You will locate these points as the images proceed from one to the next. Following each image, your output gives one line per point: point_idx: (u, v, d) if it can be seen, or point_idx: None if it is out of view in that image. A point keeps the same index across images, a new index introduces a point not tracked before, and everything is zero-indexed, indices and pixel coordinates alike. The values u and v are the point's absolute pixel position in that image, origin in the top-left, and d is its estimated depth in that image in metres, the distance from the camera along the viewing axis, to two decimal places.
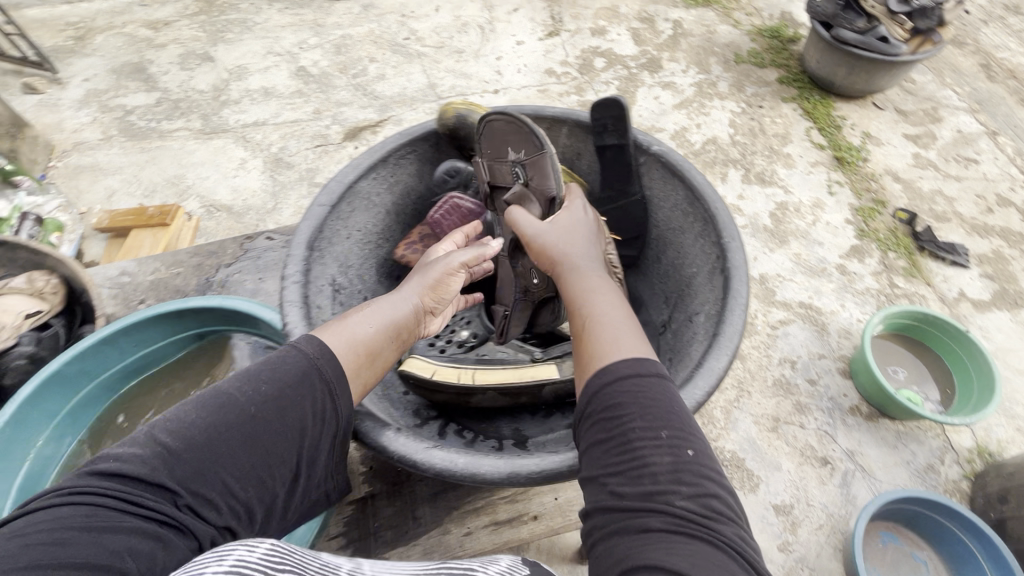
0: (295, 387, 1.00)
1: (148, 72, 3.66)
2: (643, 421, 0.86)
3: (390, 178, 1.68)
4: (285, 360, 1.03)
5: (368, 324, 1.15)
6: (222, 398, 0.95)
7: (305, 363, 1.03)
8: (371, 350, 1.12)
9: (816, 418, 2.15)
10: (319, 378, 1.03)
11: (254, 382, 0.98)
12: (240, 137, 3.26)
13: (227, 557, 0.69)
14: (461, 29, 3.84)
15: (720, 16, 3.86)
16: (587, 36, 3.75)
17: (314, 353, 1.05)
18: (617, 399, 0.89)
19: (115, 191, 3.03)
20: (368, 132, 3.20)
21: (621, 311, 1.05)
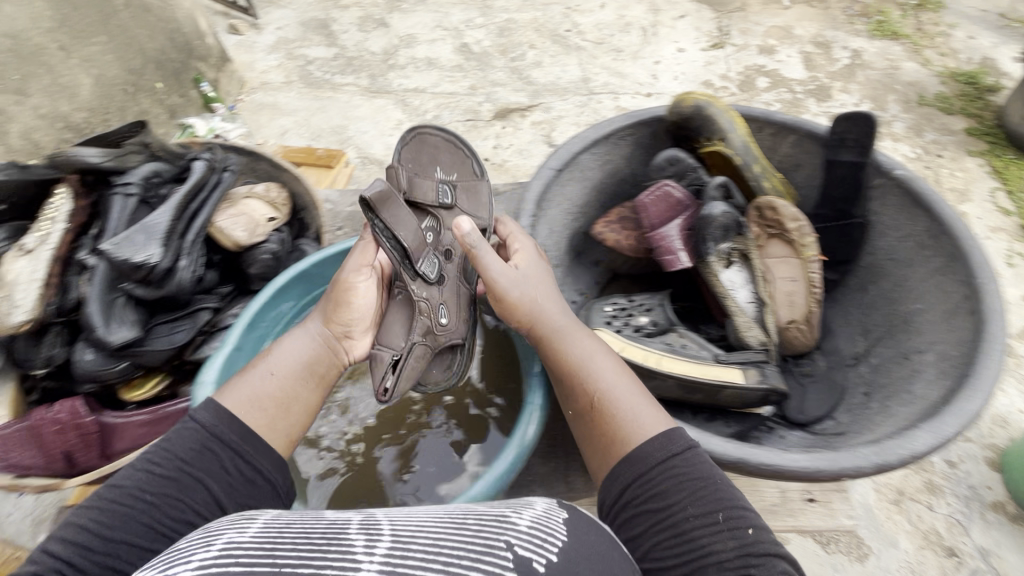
0: (196, 454, 1.00)
1: (331, 30, 3.98)
2: (692, 512, 0.90)
3: (605, 157, 1.55)
4: (179, 439, 1.02)
5: (267, 374, 1.17)
6: (124, 498, 0.93)
7: (197, 437, 1.03)
8: (280, 400, 1.14)
9: (949, 501, 1.93)
10: (214, 450, 1.02)
11: (145, 475, 0.96)
12: (400, 101, 3.47)
13: (212, 545, 0.71)
14: (624, 28, 3.80)
15: (908, 52, 3.51)
16: (755, 53, 3.58)
17: (206, 423, 1.05)
18: (662, 491, 0.93)
19: (287, 130, 3.31)
20: (517, 116, 3.30)
21: (615, 377, 1.10)
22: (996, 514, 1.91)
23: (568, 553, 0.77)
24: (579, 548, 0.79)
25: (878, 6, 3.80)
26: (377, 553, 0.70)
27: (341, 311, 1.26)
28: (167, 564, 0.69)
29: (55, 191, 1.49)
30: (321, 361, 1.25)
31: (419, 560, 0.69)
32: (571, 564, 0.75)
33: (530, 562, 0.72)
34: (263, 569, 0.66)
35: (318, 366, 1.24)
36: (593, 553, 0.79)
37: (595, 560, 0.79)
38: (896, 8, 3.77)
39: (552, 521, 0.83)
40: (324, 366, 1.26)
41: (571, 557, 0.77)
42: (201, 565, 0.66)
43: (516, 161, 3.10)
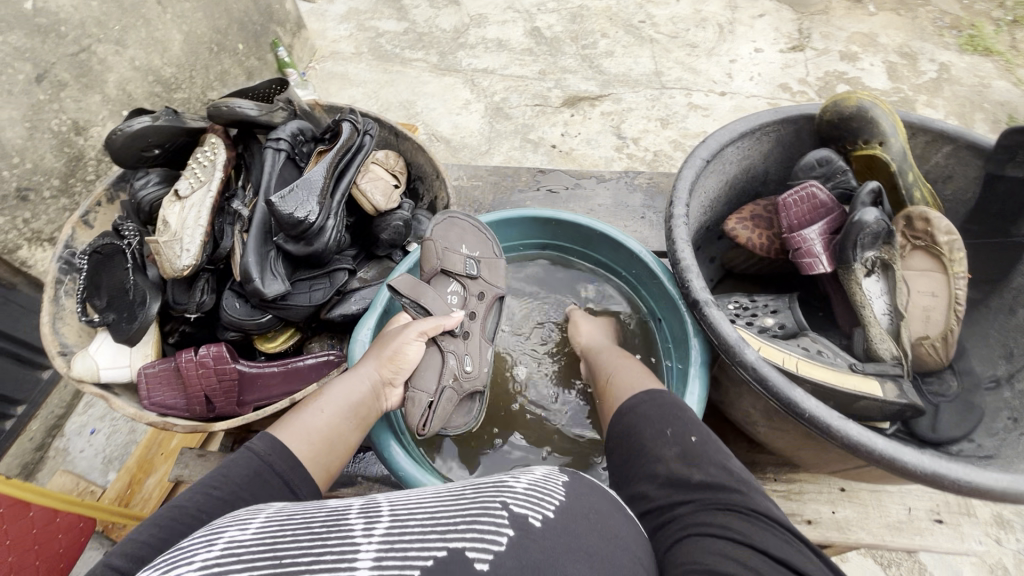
0: (278, 464, 0.71)
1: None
2: (654, 430, 0.78)
3: (761, 137, 1.05)
4: (235, 466, 0.68)
5: (321, 411, 0.83)
6: (182, 512, 0.60)
7: (259, 460, 0.71)
8: (331, 434, 0.81)
9: (1017, 536, 1.54)
10: (284, 474, 0.72)
11: (204, 495, 0.63)
12: (468, 81, 2.78)
13: (213, 544, 0.46)
14: (699, 24, 2.97)
15: (1000, 71, 2.74)
16: (836, 59, 2.78)
17: (266, 450, 0.73)
18: (631, 424, 0.81)
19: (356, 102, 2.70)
20: (588, 105, 2.65)
21: (623, 368, 0.97)
22: None
23: (571, 510, 0.55)
24: (578, 507, 0.56)
25: (973, 20, 2.94)
26: (376, 531, 0.47)
27: (395, 359, 0.95)
28: (169, 565, 0.44)
29: (209, 139, 1.11)
30: (359, 409, 0.88)
31: (419, 532, 0.47)
32: (572, 527, 0.52)
33: (526, 518, 0.51)
34: (265, 563, 0.44)
35: (356, 403, 0.88)
36: (595, 516, 0.56)
37: (588, 547, 0.51)
38: (992, 24, 2.92)
39: (548, 485, 0.58)
40: (365, 410, 0.90)
41: (574, 525, 0.53)
42: (204, 565, 0.43)
43: (584, 150, 2.52)
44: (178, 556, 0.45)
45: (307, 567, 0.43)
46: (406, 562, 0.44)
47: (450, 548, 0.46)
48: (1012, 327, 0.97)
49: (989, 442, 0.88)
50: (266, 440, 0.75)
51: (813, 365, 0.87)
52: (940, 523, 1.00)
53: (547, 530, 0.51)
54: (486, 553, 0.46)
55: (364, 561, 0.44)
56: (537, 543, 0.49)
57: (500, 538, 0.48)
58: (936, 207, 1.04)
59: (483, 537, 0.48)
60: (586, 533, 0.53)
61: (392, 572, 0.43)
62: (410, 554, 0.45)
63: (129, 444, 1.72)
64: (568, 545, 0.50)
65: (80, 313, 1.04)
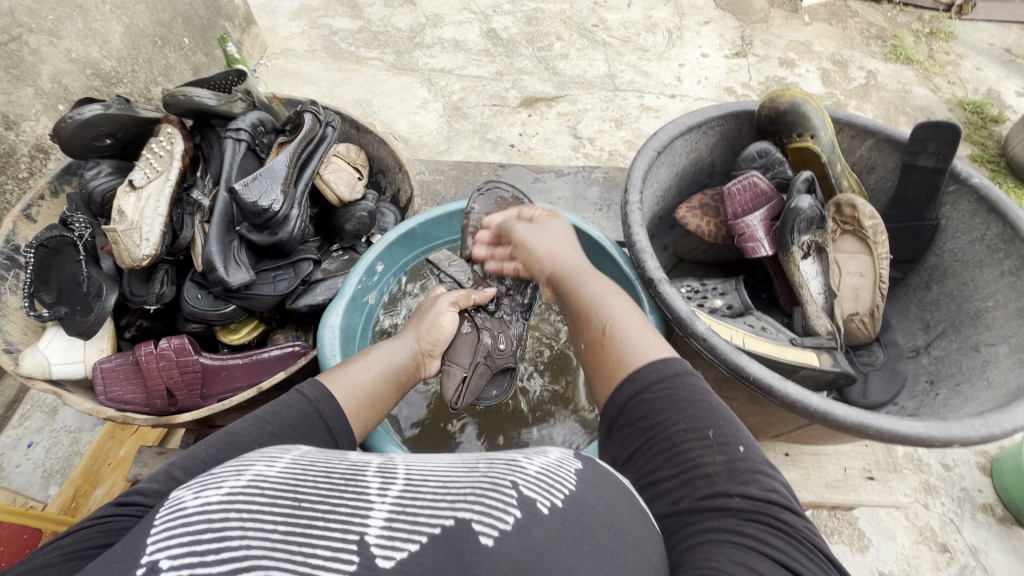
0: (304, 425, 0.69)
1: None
2: (678, 418, 0.64)
3: (702, 135, 1.13)
4: (286, 407, 0.69)
5: (369, 367, 0.82)
6: (233, 439, 0.62)
7: (302, 408, 0.71)
8: (372, 395, 0.80)
9: (943, 501, 1.69)
10: (330, 421, 0.72)
11: (257, 428, 0.64)
12: (426, 80, 2.79)
13: (240, 474, 0.48)
14: (649, 30, 3.09)
15: (920, 78, 2.98)
16: (775, 65, 2.95)
17: (312, 397, 0.72)
18: (659, 414, 0.65)
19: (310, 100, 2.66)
20: (545, 106, 2.71)
21: (625, 310, 0.79)
22: (989, 516, 1.69)
23: (582, 499, 0.52)
24: (589, 495, 0.53)
25: (896, 31, 3.19)
26: (390, 493, 0.48)
27: (431, 328, 0.95)
28: (200, 486, 0.47)
29: (164, 129, 1.09)
30: (400, 374, 0.87)
31: (431, 500, 0.47)
32: (583, 517, 0.50)
33: (535, 502, 0.48)
34: (285, 502, 0.45)
35: (399, 367, 0.87)
36: (605, 504, 0.53)
37: (596, 538, 0.49)
38: (912, 36, 3.18)
39: (561, 470, 0.54)
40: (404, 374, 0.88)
41: (585, 510, 0.51)
42: (229, 492, 0.45)
43: (542, 149, 2.58)
44: (208, 480, 0.48)
45: (322, 515, 0.44)
46: (413, 528, 0.44)
47: (458, 518, 0.46)
48: (928, 301, 1.08)
49: (909, 404, 0.99)
50: (315, 386, 0.75)
51: (758, 340, 0.94)
52: (873, 479, 1.09)
53: (556, 520, 0.48)
54: (492, 530, 0.45)
55: (375, 520, 0.45)
56: (544, 528, 0.47)
57: (508, 518, 0.46)
58: (861, 195, 1.15)
59: (490, 513, 0.47)
60: (598, 526, 0.50)
61: (400, 535, 0.44)
62: (418, 521, 0.45)
63: (72, 456, 1.63)
64: (576, 537, 0.48)
65: (26, 308, 0.97)
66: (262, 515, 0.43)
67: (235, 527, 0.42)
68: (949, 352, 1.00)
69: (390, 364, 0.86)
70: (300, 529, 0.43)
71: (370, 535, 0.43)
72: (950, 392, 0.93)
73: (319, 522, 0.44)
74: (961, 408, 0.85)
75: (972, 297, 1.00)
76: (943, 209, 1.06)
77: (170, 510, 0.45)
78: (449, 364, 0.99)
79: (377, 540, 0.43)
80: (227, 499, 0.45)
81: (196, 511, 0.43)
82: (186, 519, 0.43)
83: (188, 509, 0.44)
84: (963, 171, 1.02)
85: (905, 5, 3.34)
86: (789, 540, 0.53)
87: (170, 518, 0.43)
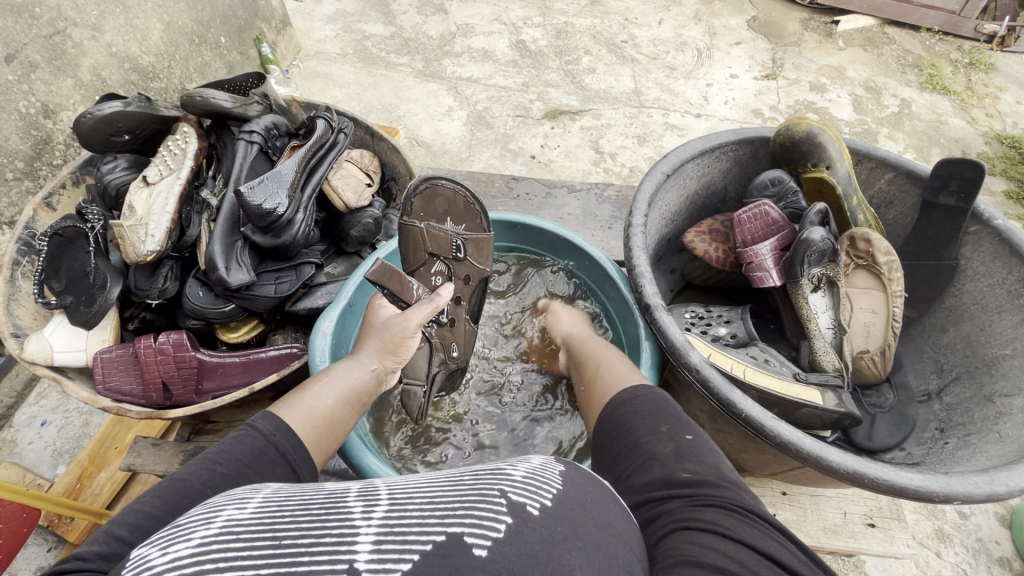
0: (257, 463, 0.64)
1: (390, 7, 3.19)
2: (640, 423, 0.69)
3: (715, 160, 1.11)
4: (239, 443, 0.64)
5: (327, 392, 0.80)
6: (183, 486, 0.58)
7: (255, 445, 0.66)
8: (331, 419, 0.78)
9: (957, 551, 1.61)
10: (287, 455, 0.68)
11: (207, 471, 0.60)
12: (452, 88, 2.81)
13: (211, 522, 0.46)
14: (678, 48, 3.07)
15: (957, 109, 2.90)
16: (806, 89, 2.90)
17: (267, 432, 0.69)
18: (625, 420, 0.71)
19: (338, 103, 2.70)
20: (568, 119, 2.71)
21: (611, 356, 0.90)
22: (1006, 570, 1.60)
23: (568, 497, 0.52)
24: (575, 494, 0.53)
25: (934, 60, 3.11)
26: (376, 514, 0.47)
27: (393, 339, 0.89)
28: (168, 542, 0.45)
29: (181, 129, 1.12)
30: (360, 395, 0.84)
31: (419, 517, 0.46)
32: (570, 514, 0.50)
33: (524, 505, 0.48)
34: (264, 544, 0.44)
35: (357, 387, 0.84)
36: (592, 502, 0.53)
37: (586, 534, 0.49)
38: (951, 65, 3.10)
39: (546, 472, 0.55)
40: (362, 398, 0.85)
41: (573, 508, 0.51)
42: (202, 543, 0.44)
43: (563, 162, 2.57)
44: (176, 533, 0.46)
45: (306, 550, 0.43)
46: (405, 548, 0.44)
47: (449, 533, 0.45)
48: (943, 344, 1.04)
49: (917, 450, 0.95)
50: (270, 418, 0.70)
51: (760, 373, 0.91)
52: (873, 527, 1.05)
53: (544, 521, 0.48)
54: (484, 540, 0.45)
55: (363, 545, 0.44)
56: (534, 532, 0.47)
57: (499, 526, 0.46)
58: (878, 231, 1.11)
59: (482, 523, 0.46)
60: (584, 522, 0.50)
61: (391, 557, 0.43)
62: (409, 539, 0.44)
63: (81, 437, 1.66)
64: (566, 535, 0.47)
65: (35, 295, 1.01)
66: (241, 562, 0.42)
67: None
68: (962, 400, 0.95)
69: (348, 387, 0.83)
70: (285, 567, 0.42)
71: (360, 561, 0.42)
72: (959, 442, 0.88)
73: (304, 557, 0.43)
74: (968, 460, 0.81)
75: (990, 343, 0.95)
76: (963, 249, 1.02)
77: (134, 569, 0.43)
78: (408, 381, 1.01)
79: (368, 564, 0.42)
80: (198, 551, 0.43)
81: (166, 567, 0.41)
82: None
83: (156, 567, 0.42)
84: (986, 212, 0.98)
85: (945, 34, 3.26)
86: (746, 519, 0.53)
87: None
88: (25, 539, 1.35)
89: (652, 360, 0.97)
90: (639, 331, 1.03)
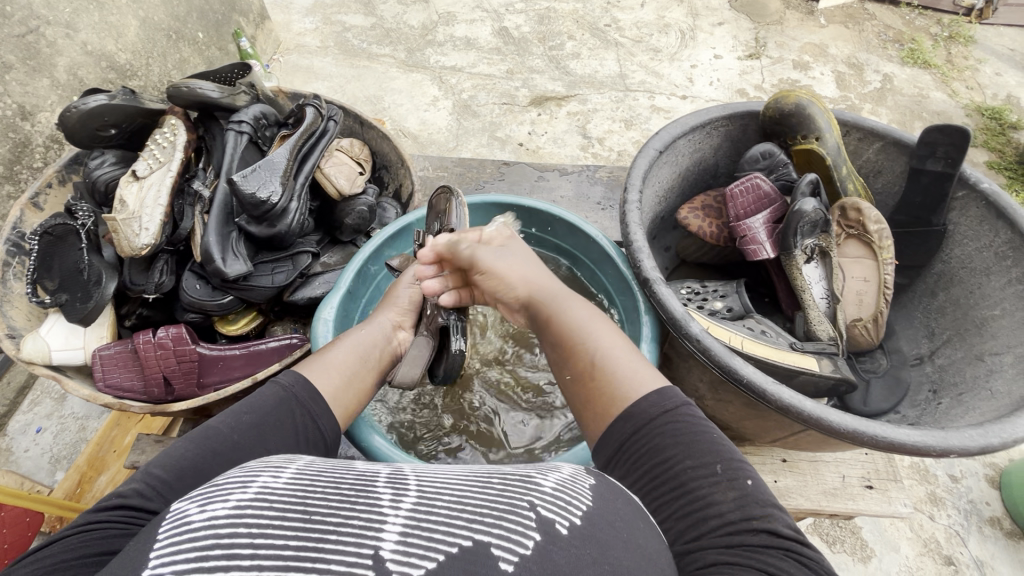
0: (278, 413, 0.70)
1: None
2: (684, 454, 0.61)
3: (703, 136, 1.12)
4: (262, 396, 0.71)
5: (346, 347, 0.85)
6: (211, 432, 0.64)
7: (278, 396, 0.72)
8: (354, 370, 0.82)
9: (949, 514, 1.66)
10: (307, 405, 0.73)
11: (234, 419, 0.67)
12: (436, 77, 2.79)
13: (247, 486, 0.49)
14: (662, 30, 3.06)
15: (937, 82, 2.93)
16: (790, 67, 2.91)
17: (288, 385, 0.74)
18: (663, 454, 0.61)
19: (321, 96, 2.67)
20: (554, 105, 2.70)
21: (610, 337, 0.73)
22: (997, 530, 1.65)
23: (597, 515, 0.51)
24: (606, 512, 0.52)
25: (914, 35, 3.13)
26: (404, 506, 0.48)
27: (403, 301, 0.98)
28: (206, 499, 0.48)
29: (168, 121, 1.11)
30: (374, 355, 0.87)
31: (446, 517, 0.47)
32: (600, 534, 0.49)
33: (553, 522, 0.48)
34: (296, 516, 0.46)
35: (374, 349, 0.88)
36: (622, 522, 0.52)
37: (615, 557, 0.48)
38: (931, 39, 3.12)
39: (575, 486, 0.55)
40: (381, 354, 0.89)
41: (602, 526, 0.51)
42: (238, 505, 0.46)
43: (551, 149, 2.57)
44: (214, 492, 0.48)
45: (333, 529, 0.45)
46: (430, 545, 0.45)
47: (476, 539, 0.46)
48: (933, 308, 1.07)
49: (910, 412, 0.97)
50: (292, 375, 0.76)
51: (757, 343, 0.93)
52: (871, 488, 1.07)
53: (573, 540, 0.48)
54: (511, 554, 0.45)
55: (390, 535, 0.45)
56: (563, 551, 0.47)
57: (527, 542, 0.46)
58: (867, 199, 1.13)
59: (510, 537, 0.47)
60: (615, 543, 0.49)
61: (415, 552, 0.44)
62: (435, 537, 0.45)
63: (78, 442, 1.65)
64: (594, 557, 0.47)
65: (29, 295, 1.00)
66: (272, 531, 0.44)
67: (244, 544, 0.43)
68: (954, 361, 0.98)
69: (365, 346, 0.86)
70: (312, 544, 0.43)
71: (385, 550, 0.43)
72: (952, 401, 0.91)
73: (331, 536, 0.44)
74: (961, 417, 0.83)
75: (979, 305, 0.98)
76: (951, 215, 1.04)
77: (173, 523, 0.46)
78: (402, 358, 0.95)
79: (393, 555, 0.43)
80: (235, 513, 0.45)
81: (204, 525, 0.44)
82: (193, 534, 0.44)
83: (195, 524, 0.45)
84: (972, 175, 1.00)
85: (924, 8, 3.28)
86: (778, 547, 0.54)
87: (175, 532, 0.45)
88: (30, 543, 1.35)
89: (653, 333, 0.98)
90: (638, 305, 1.03)
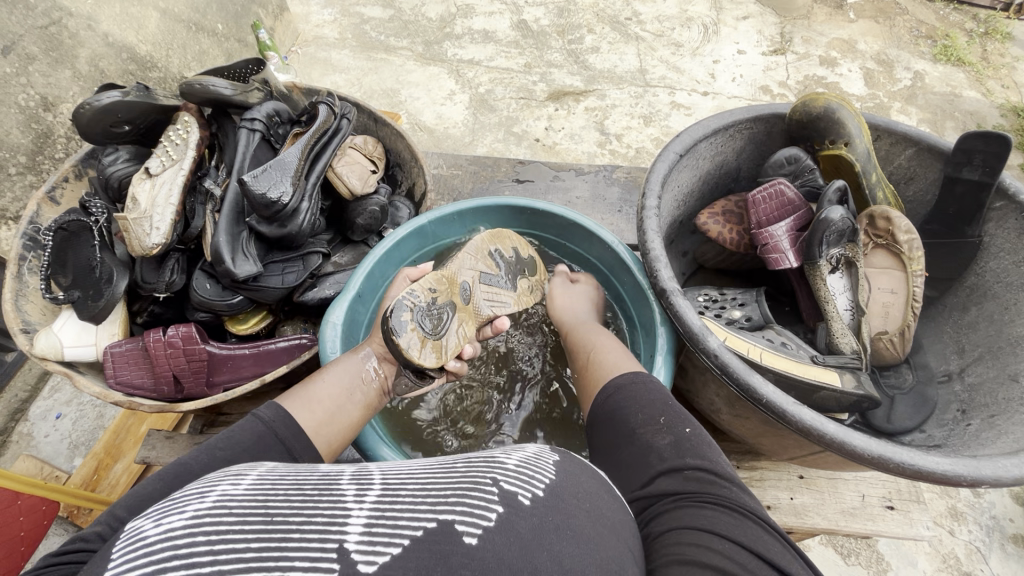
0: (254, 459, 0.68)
1: None
2: (636, 411, 0.73)
3: (726, 140, 1.08)
4: (240, 431, 0.69)
5: (333, 381, 0.85)
6: (182, 471, 0.61)
7: (257, 430, 0.71)
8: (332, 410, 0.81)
9: (970, 529, 1.61)
10: (287, 440, 0.72)
11: (207, 455, 0.64)
12: (453, 70, 2.76)
13: (205, 496, 0.47)
14: (684, 24, 2.97)
15: (971, 80, 2.82)
16: (816, 63, 2.82)
17: (268, 417, 0.73)
18: (614, 407, 0.76)
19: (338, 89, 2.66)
20: (572, 101, 2.66)
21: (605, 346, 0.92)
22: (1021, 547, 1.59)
23: (562, 488, 0.51)
24: (572, 486, 0.52)
25: (948, 31, 3.01)
26: (368, 498, 0.46)
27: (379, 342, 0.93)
28: (161, 514, 0.46)
29: (182, 118, 1.11)
30: (357, 395, 0.86)
31: (410, 503, 0.46)
32: (563, 504, 0.49)
33: (516, 494, 0.48)
34: (256, 518, 0.44)
35: (356, 383, 0.87)
36: (585, 491, 0.52)
37: (581, 526, 0.48)
38: (966, 36, 3.00)
39: (540, 461, 0.54)
40: (359, 394, 0.87)
41: (568, 499, 0.50)
42: (195, 515, 0.44)
43: (568, 145, 2.53)
44: (170, 506, 0.47)
45: (297, 527, 0.43)
46: (394, 532, 0.43)
47: (440, 519, 0.45)
48: (965, 324, 1.03)
49: (937, 432, 0.93)
50: (273, 408, 0.75)
51: (776, 356, 0.89)
52: (892, 509, 1.04)
53: (538, 511, 0.48)
54: (475, 528, 0.44)
55: (354, 526, 0.43)
56: (526, 520, 0.46)
57: (490, 515, 0.46)
58: (897, 207, 1.09)
59: (473, 511, 0.46)
60: (576, 510, 0.49)
61: (381, 539, 0.43)
62: (399, 524, 0.44)
63: (96, 429, 1.68)
64: (558, 523, 0.47)
65: (42, 290, 1.02)
66: (233, 535, 0.42)
67: (203, 551, 0.41)
68: (985, 380, 0.94)
69: (349, 379, 0.87)
70: (275, 543, 0.42)
71: (349, 542, 0.42)
72: (982, 423, 0.87)
73: (295, 534, 0.42)
74: (994, 443, 0.79)
75: (1014, 322, 0.93)
76: (987, 226, 1.00)
77: (128, 541, 0.44)
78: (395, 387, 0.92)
79: (358, 546, 0.42)
80: (192, 522, 0.43)
81: (160, 538, 0.42)
82: (150, 548, 0.42)
83: (149, 538, 0.43)
84: (1012, 186, 0.96)
85: (960, 3, 3.15)
86: (734, 514, 0.56)
87: (130, 549, 0.42)
88: (47, 530, 1.39)
89: (668, 347, 0.95)
90: (653, 316, 1.01)
